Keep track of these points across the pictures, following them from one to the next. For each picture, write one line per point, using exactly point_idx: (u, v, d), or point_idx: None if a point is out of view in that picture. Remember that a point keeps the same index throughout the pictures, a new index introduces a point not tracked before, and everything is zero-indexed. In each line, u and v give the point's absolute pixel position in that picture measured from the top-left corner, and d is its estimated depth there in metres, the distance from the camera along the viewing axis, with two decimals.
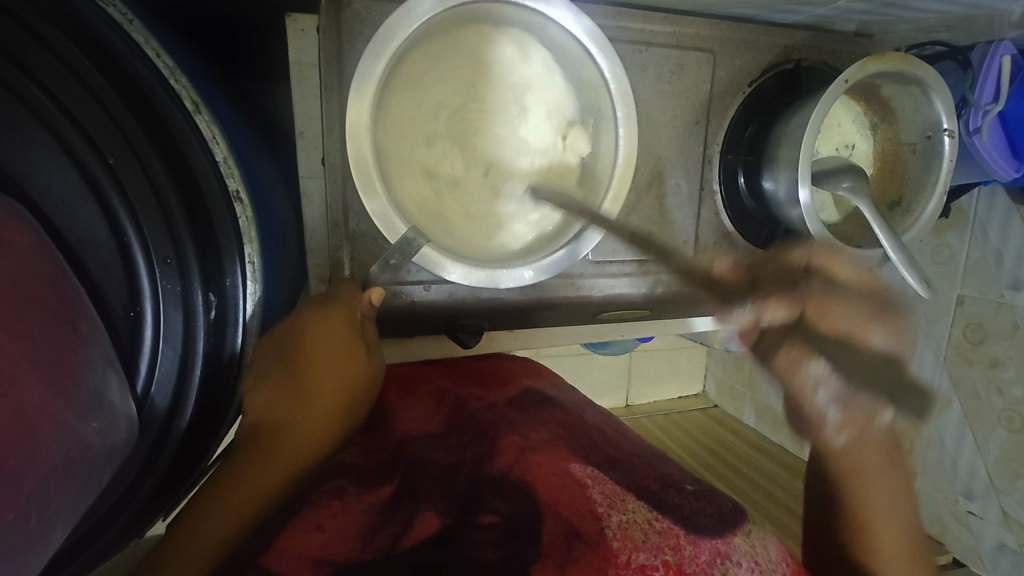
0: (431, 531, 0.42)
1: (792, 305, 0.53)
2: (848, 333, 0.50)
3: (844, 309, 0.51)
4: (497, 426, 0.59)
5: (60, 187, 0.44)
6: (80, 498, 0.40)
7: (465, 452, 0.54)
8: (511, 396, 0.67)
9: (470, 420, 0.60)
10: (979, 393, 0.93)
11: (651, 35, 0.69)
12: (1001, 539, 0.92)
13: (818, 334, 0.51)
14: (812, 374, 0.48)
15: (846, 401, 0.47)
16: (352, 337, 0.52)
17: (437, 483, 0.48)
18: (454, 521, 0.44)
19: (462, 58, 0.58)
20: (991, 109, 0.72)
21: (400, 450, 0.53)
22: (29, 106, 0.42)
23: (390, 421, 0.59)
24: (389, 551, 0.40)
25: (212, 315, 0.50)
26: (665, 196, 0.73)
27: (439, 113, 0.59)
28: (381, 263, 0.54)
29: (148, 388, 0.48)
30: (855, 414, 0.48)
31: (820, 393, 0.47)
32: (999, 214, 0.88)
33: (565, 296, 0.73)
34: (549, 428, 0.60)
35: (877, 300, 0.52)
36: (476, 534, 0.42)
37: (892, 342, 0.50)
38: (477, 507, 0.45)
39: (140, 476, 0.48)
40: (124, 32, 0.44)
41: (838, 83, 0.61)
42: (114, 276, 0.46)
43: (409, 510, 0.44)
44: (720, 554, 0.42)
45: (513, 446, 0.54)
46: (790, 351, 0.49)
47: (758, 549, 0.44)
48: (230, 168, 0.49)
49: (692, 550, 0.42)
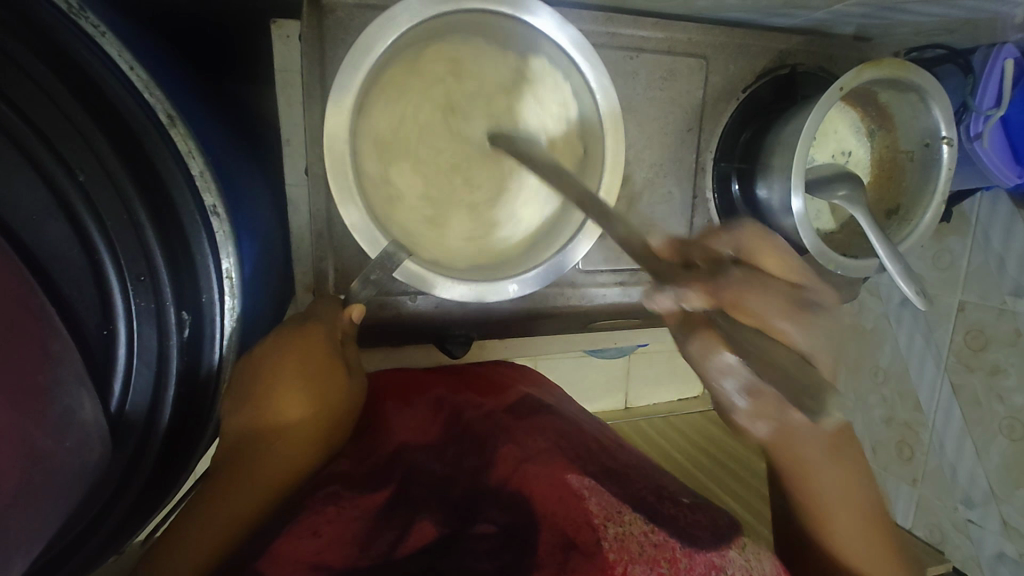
0: (429, 539, 0.43)
1: (713, 289, 0.39)
2: (763, 316, 0.41)
3: (759, 290, 0.41)
4: (496, 435, 0.57)
5: (31, 204, 0.43)
6: (44, 525, 0.39)
7: (462, 460, 0.54)
8: (508, 402, 0.66)
9: (468, 429, 0.59)
10: (980, 400, 0.91)
11: (642, 40, 0.68)
12: (1001, 548, 0.91)
13: (733, 323, 0.40)
14: (722, 363, 0.37)
15: (754, 390, 0.37)
16: (330, 354, 0.51)
17: (433, 491, 0.49)
18: (451, 530, 0.44)
19: (448, 68, 0.57)
20: (992, 114, 0.70)
21: (396, 455, 0.54)
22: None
23: (385, 427, 0.58)
24: (385, 559, 0.41)
25: (186, 333, 0.49)
26: (658, 203, 0.72)
27: (427, 122, 0.58)
28: (362, 279, 0.53)
29: (122, 405, 0.47)
30: (765, 407, 0.38)
31: (727, 384, 0.37)
32: (1001, 220, 0.86)
33: (556, 305, 0.72)
34: (545, 436, 0.58)
35: (794, 300, 0.44)
36: (472, 544, 0.43)
37: (807, 338, 0.41)
38: (474, 517, 0.46)
39: (117, 493, 0.48)
40: (97, 46, 0.44)
41: (832, 91, 0.60)
42: (86, 293, 0.45)
43: (406, 518, 0.45)
44: (715, 567, 0.40)
45: (511, 456, 0.53)
46: (704, 337, 0.38)
47: (754, 562, 0.42)
48: (207, 182, 0.50)
49: (686, 563, 0.40)
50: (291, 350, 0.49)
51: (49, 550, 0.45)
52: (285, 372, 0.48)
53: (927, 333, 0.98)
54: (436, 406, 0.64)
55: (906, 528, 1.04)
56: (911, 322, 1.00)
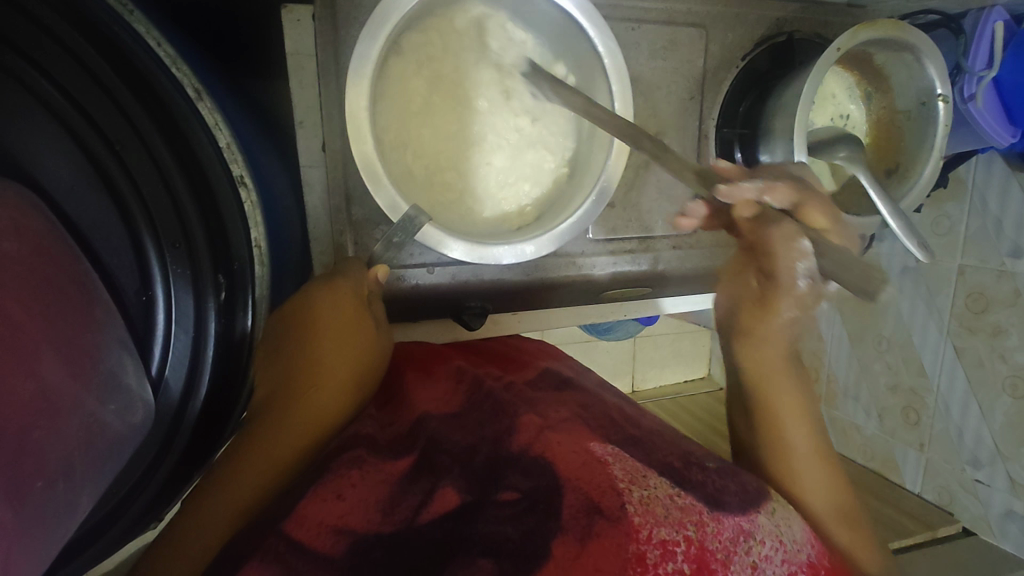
0: (452, 506, 0.41)
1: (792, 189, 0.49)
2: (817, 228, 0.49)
3: (822, 209, 0.49)
4: (516, 404, 0.55)
5: (67, 173, 0.46)
6: (100, 471, 0.42)
7: (484, 430, 0.51)
8: (528, 377, 0.65)
9: (488, 400, 0.57)
10: (983, 362, 0.92)
11: (643, 11, 0.70)
12: (1009, 506, 0.93)
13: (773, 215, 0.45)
14: (801, 247, 0.43)
15: (814, 275, 0.44)
16: (358, 308, 0.54)
17: (457, 459, 0.47)
18: (474, 497, 0.43)
19: (447, 46, 0.59)
20: (985, 75, 0.71)
21: (418, 426, 0.52)
22: (11, 76, 0.43)
23: (404, 400, 0.58)
24: (408, 525, 0.40)
25: (222, 296, 0.52)
26: (663, 171, 0.74)
27: (427, 97, 0.59)
28: (384, 242, 0.55)
29: (162, 371, 0.51)
30: (811, 291, 0.45)
31: (800, 263, 0.44)
32: (997, 182, 0.88)
33: (566, 275, 0.74)
34: (567, 408, 0.57)
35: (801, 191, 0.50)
36: (494, 510, 0.41)
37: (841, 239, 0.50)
38: (497, 484, 0.43)
39: (160, 456, 0.51)
40: (125, 22, 0.45)
41: (830, 52, 0.62)
42: (125, 262, 0.49)
43: (430, 484, 0.44)
44: (743, 532, 0.41)
45: (532, 425, 0.50)
46: (786, 225, 0.43)
47: (784, 528, 0.43)
48: (234, 154, 0.51)
49: (715, 527, 0.40)
50: (327, 303, 0.52)
51: (96, 514, 0.48)
52: (321, 322, 0.51)
53: (928, 298, 1.00)
54: (458, 376, 0.63)
55: (915, 492, 1.06)
56: (912, 289, 1.02)
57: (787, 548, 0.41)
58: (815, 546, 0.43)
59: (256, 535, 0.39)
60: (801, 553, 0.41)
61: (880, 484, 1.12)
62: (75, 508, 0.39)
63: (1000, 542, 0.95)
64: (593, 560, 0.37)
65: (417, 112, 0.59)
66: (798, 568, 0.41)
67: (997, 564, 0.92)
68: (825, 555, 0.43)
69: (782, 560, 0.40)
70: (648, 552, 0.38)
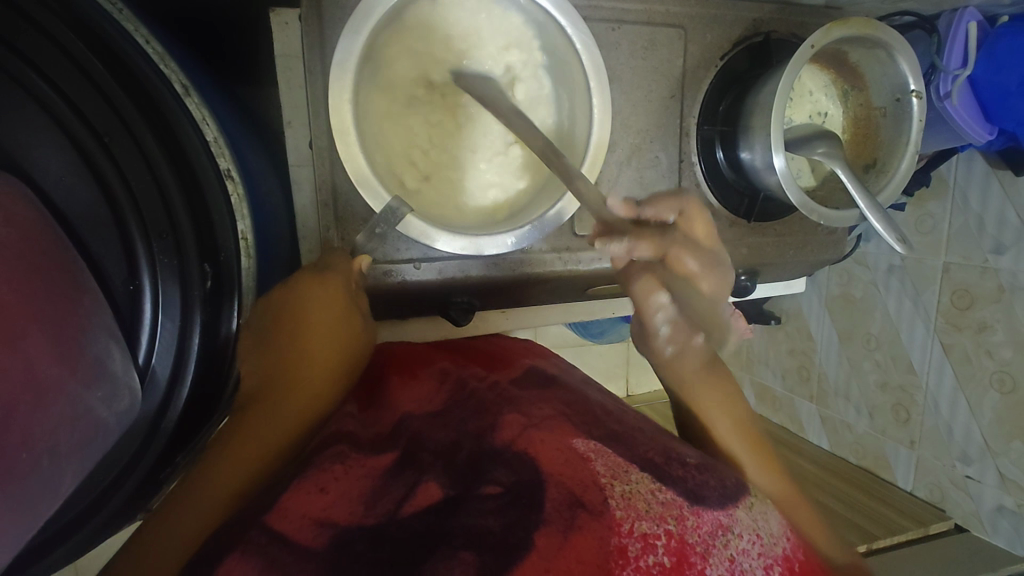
0: (433, 500, 0.41)
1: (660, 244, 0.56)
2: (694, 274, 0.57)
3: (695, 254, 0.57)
4: (502, 404, 0.55)
5: (56, 166, 0.47)
6: (82, 453, 0.43)
7: (466, 426, 0.52)
8: (514, 376, 0.65)
9: (472, 398, 0.58)
10: (969, 357, 0.93)
11: (623, 12, 0.72)
12: (1000, 501, 0.93)
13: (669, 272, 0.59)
14: (657, 302, 0.60)
15: (674, 319, 0.61)
16: (347, 301, 0.56)
17: (440, 454, 0.47)
18: (457, 492, 0.42)
19: (419, 47, 0.60)
20: (960, 74, 0.73)
21: (399, 426, 0.52)
22: (4, 71, 0.44)
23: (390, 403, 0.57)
24: (390, 517, 0.40)
25: (209, 286, 0.54)
26: (644, 168, 0.75)
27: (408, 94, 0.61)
28: (368, 232, 0.57)
29: (149, 359, 0.52)
30: (680, 330, 0.61)
31: (659, 315, 0.61)
32: (977, 179, 0.90)
33: (554, 270, 0.73)
34: (552, 406, 0.57)
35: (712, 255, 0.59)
36: (477, 504, 0.40)
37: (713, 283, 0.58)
38: (481, 478, 0.43)
39: (148, 440, 0.53)
40: (115, 20, 0.48)
41: (803, 49, 0.64)
42: (112, 250, 0.50)
43: (413, 477, 0.44)
44: (721, 525, 0.40)
45: (515, 423, 0.50)
46: (648, 283, 0.60)
47: (760, 522, 0.42)
48: (221, 148, 0.53)
49: (694, 521, 0.40)
50: (313, 290, 0.55)
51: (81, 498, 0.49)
52: (310, 320, 0.53)
53: (915, 296, 1.01)
54: (442, 376, 0.64)
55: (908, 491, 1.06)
56: (899, 287, 1.03)
57: (764, 542, 0.40)
58: (793, 539, 0.42)
59: (234, 526, 0.38)
60: (777, 546, 0.40)
61: (873, 482, 1.12)
62: (60, 485, 0.41)
63: (993, 538, 0.95)
64: (575, 552, 0.37)
65: (404, 115, 0.61)
66: (774, 562, 0.39)
67: (988, 559, 0.92)
68: (801, 547, 0.42)
69: (758, 553, 0.39)
70: (630, 545, 0.38)
